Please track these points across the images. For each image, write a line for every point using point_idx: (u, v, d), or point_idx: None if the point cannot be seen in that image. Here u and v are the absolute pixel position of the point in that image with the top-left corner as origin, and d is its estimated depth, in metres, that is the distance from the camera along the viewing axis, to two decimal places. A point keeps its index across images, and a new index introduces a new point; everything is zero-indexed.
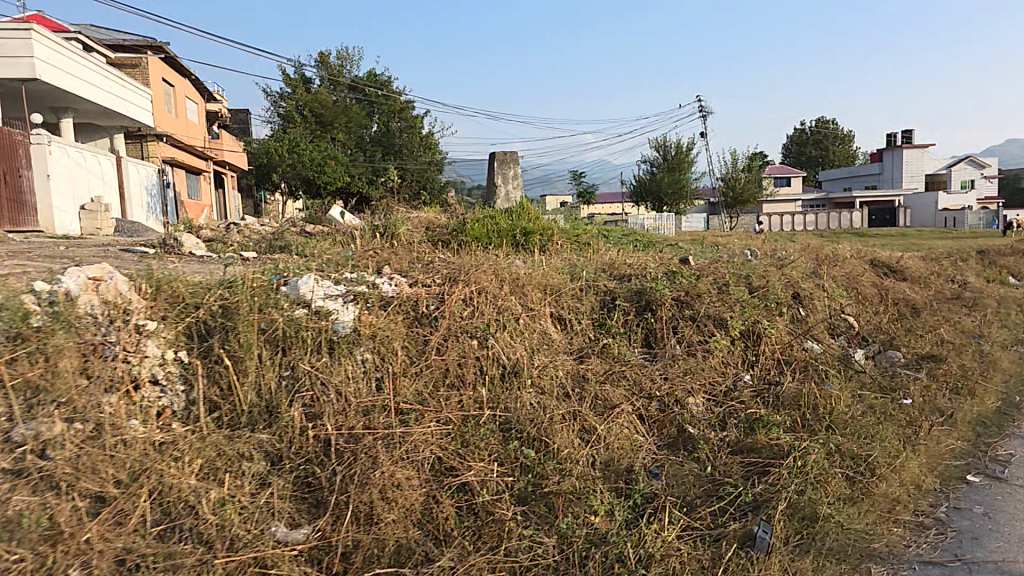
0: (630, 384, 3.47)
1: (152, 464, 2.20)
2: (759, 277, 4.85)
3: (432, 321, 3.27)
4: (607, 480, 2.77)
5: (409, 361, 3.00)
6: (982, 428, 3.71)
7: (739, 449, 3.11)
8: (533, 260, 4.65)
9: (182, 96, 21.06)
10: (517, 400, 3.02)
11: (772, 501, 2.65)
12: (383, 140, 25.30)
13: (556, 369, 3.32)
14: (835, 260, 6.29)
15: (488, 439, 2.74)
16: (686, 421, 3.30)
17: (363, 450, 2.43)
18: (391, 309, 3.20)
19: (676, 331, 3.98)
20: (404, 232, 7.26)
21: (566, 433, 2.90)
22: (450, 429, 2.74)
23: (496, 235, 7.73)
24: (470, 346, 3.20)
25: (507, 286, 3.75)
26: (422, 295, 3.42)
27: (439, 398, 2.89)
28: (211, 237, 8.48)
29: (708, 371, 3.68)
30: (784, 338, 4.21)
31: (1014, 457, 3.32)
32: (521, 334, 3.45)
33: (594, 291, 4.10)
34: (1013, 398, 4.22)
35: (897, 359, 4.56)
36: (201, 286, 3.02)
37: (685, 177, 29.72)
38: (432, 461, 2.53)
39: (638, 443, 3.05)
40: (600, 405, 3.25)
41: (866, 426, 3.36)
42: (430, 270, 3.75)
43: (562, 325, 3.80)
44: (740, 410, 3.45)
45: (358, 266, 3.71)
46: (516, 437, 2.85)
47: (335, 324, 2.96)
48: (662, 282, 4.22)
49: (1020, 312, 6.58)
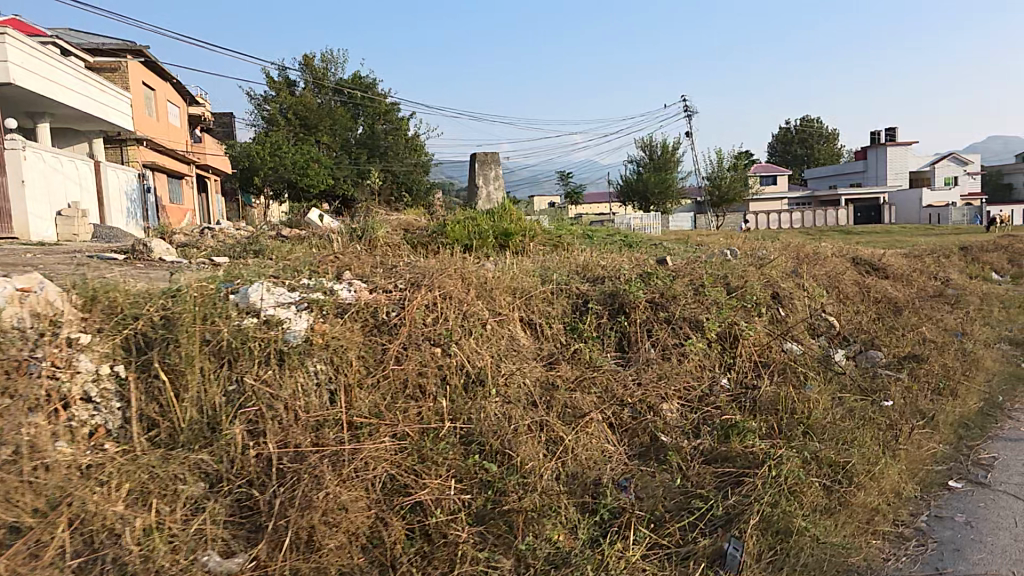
0: (601, 391, 3.33)
1: (75, 490, 2.05)
2: (738, 277, 4.75)
3: (391, 329, 3.11)
4: (572, 495, 2.63)
5: (365, 372, 2.85)
6: (965, 430, 3.60)
7: (713, 458, 2.99)
8: (505, 262, 4.52)
9: (163, 100, 20.77)
10: (480, 411, 2.87)
11: (744, 514, 2.52)
12: (368, 142, 25.07)
13: (523, 377, 3.18)
14: (816, 259, 6.20)
15: (446, 454, 2.59)
16: (659, 429, 3.17)
17: (307, 470, 2.27)
18: (347, 316, 3.04)
19: (650, 334, 3.85)
20: (381, 235, 7.11)
21: (530, 445, 2.77)
22: (406, 444, 2.60)
23: (476, 237, 7.59)
24: (431, 355, 3.05)
25: (474, 290, 3.60)
26: (383, 300, 3.26)
27: (397, 411, 2.74)
28: (185, 241, 8.29)
29: (683, 376, 3.56)
30: (762, 339, 4.09)
31: (997, 461, 3.21)
32: (487, 341, 3.30)
33: (565, 294, 3.96)
34: (997, 398, 4.12)
35: (878, 360, 4.48)
36: (143, 294, 2.86)
37: (672, 177, 29.74)
38: (384, 480, 2.38)
39: (608, 453, 2.92)
40: (568, 413, 3.12)
41: (845, 431, 3.24)
42: (394, 275, 3.59)
43: (532, 330, 3.66)
44: (715, 416, 3.33)
45: (317, 271, 3.56)
46: (477, 450, 2.71)
47: (287, 334, 2.80)
48: (636, 284, 4.09)
49: (1004, 309, 6.51)
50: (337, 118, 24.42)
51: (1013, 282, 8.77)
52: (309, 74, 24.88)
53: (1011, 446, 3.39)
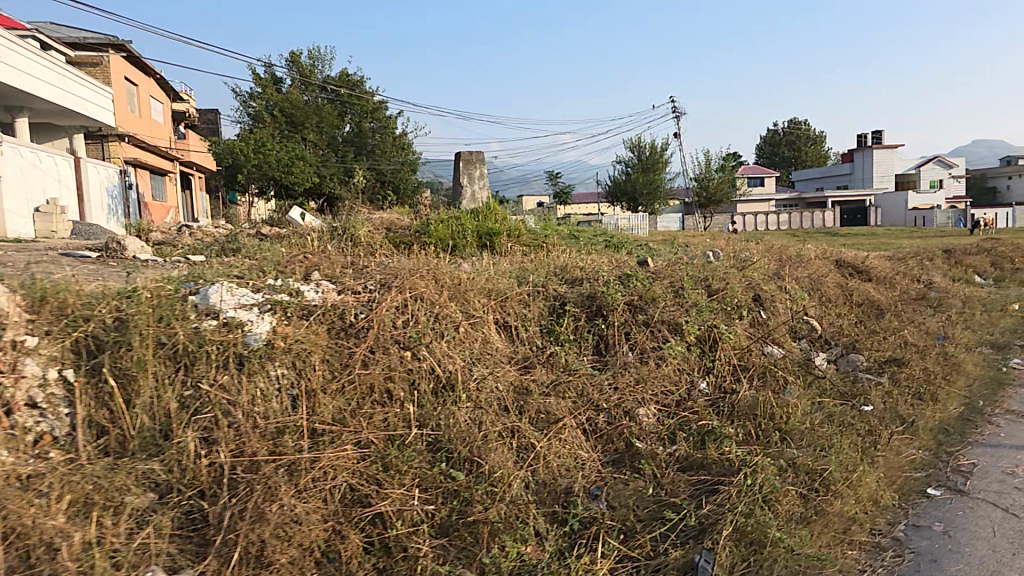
0: (577, 396, 3.25)
1: (11, 502, 1.93)
2: (719, 279, 4.69)
3: (359, 331, 3.01)
4: (542, 504, 2.55)
5: (330, 376, 2.75)
6: (945, 435, 3.56)
7: (688, 465, 2.93)
8: (482, 263, 4.43)
9: (146, 96, 20.48)
10: (449, 417, 2.78)
11: (718, 524, 2.45)
12: (355, 140, 24.87)
13: (495, 381, 3.09)
14: (799, 261, 6.16)
15: (411, 461, 2.51)
16: (635, 435, 3.09)
17: (262, 480, 2.18)
18: (313, 319, 2.94)
19: (628, 337, 3.78)
20: (362, 234, 6.99)
21: (500, 452, 2.68)
22: (370, 453, 2.50)
23: (458, 237, 7.49)
24: (401, 359, 2.95)
25: (447, 291, 3.51)
26: (351, 302, 3.16)
27: (362, 417, 2.65)
28: (162, 239, 8.12)
29: (660, 380, 3.50)
30: (742, 343, 4.04)
31: (977, 468, 3.16)
32: (459, 344, 3.22)
33: (542, 296, 3.89)
34: (977, 402, 4.08)
35: (860, 364, 4.44)
36: (97, 295, 2.74)
37: (660, 177, 29.77)
38: (343, 490, 2.30)
39: (580, 460, 2.84)
40: (541, 420, 3.03)
41: (823, 437, 3.18)
42: (365, 275, 3.49)
43: (507, 333, 3.58)
44: (692, 421, 3.27)
45: (284, 271, 3.45)
46: (444, 459, 2.63)
47: (248, 336, 2.69)
48: (615, 286, 4.02)
49: (986, 311, 6.50)
50: (324, 116, 24.17)
51: (995, 285, 8.79)
52: (295, 70, 24.61)
53: (990, 452, 3.34)
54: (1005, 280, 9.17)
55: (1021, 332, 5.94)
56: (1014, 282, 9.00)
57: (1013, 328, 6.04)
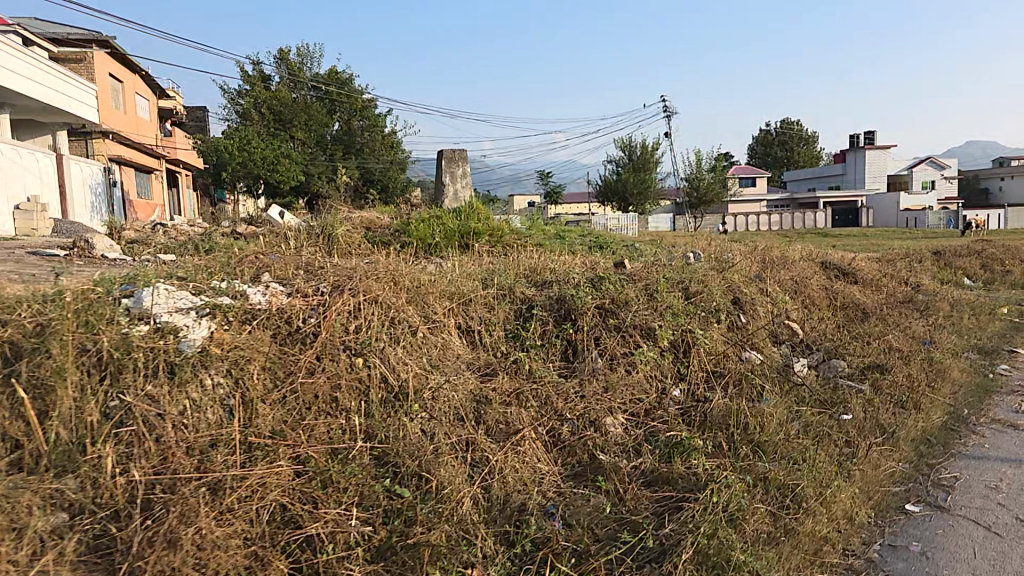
0: (540, 405, 3.09)
1: None
2: (698, 282, 4.54)
3: (307, 337, 2.83)
4: (491, 524, 2.39)
5: (270, 385, 2.56)
6: (926, 446, 3.41)
7: (653, 480, 2.77)
8: (450, 264, 4.27)
9: (131, 92, 20.21)
10: (399, 429, 2.61)
11: (679, 546, 2.29)
12: (344, 139, 24.65)
13: (452, 390, 2.93)
14: (783, 263, 6.02)
15: (352, 478, 2.34)
16: (599, 447, 2.94)
17: (180, 501, 2.00)
18: (255, 324, 2.75)
19: (598, 342, 3.63)
20: (337, 233, 6.81)
21: (450, 467, 2.51)
22: (307, 469, 2.33)
23: (437, 237, 7.30)
24: (350, 367, 2.78)
25: (406, 294, 3.34)
26: (299, 305, 2.98)
27: (303, 429, 2.47)
28: (133, 238, 7.90)
29: (628, 388, 3.35)
30: (718, 348, 3.89)
31: (958, 482, 3.02)
32: (416, 351, 3.05)
33: (509, 300, 3.73)
34: (962, 411, 3.93)
35: (841, 369, 4.30)
36: (20, 300, 2.55)
37: (651, 177, 29.64)
38: (273, 511, 2.14)
39: (539, 475, 2.68)
40: (500, 431, 2.87)
41: (797, 449, 3.04)
42: (319, 276, 3.32)
43: (469, 338, 3.42)
44: (660, 432, 3.11)
45: (231, 271, 3.27)
46: (390, 474, 2.45)
47: (181, 342, 2.51)
48: (585, 288, 3.87)
49: (973, 315, 6.37)
50: (313, 114, 23.90)
51: (983, 288, 8.67)
52: (284, 68, 24.36)
53: (974, 465, 3.20)
54: (994, 283, 9.04)
55: (1009, 337, 5.80)
56: (1003, 285, 8.87)
57: (1001, 333, 5.89)
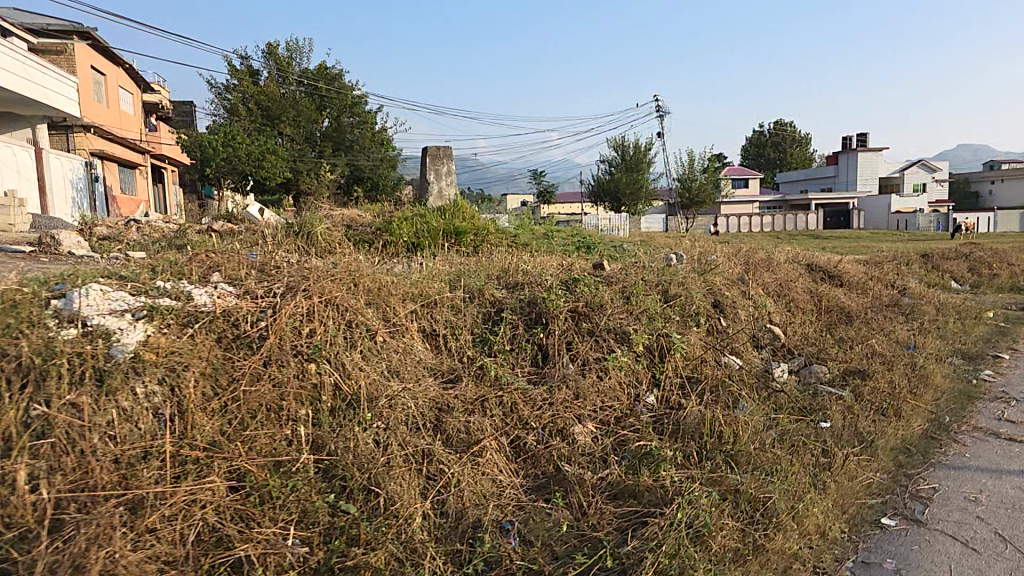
0: (505, 413, 2.93)
1: None
2: (677, 284, 4.41)
3: (254, 341, 2.67)
4: (442, 542, 2.24)
5: (210, 394, 2.41)
6: (906, 456, 3.28)
7: (619, 493, 2.63)
8: (420, 264, 4.11)
9: (112, 85, 20.13)
10: (349, 440, 2.46)
11: (640, 566, 2.15)
12: (333, 135, 24.48)
13: (411, 398, 2.77)
14: (767, 266, 5.89)
15: (293, 493, 2.19)
16: (564, 457, 2.78)
17: (92, 521, 1.84)
18: (197, 327, 2.59)
19: (571, 347, 3.48)
20: (314, 231, 6.67)
21: (402, 480, 2.36)
22: (244, 485, 2.18)
23: (416, 236, 7.15)
24: (301, 373, 2.63)
25: (366, 296, 3.18)
26: (247, 306, 2.82)
27: (243, 440, 2.32)
28: (106, 234, 7.74)
29: (600, 395, 3.21)
30: (695, 353, 3.77)
31: (937, 494, 2.89)
32: (374, 356, 2.90)
33: (477, 302, 3.58)
34: (944, 418, 3.81)
35: (822, 375, 4.18)
36: None
37: (643, 177, 29.48)
38: (202, 530, 1.98)
39: (498, 488, 2.54)
40: (460, 440, 2.72)
41: (771, 460, 2.90)
42: (273, 276, 3.16)
43: (433, 342, 3.28)
44: (630, 442, 2.97)
45: (178, 271, 3.12)
46: (338, 488, 2.30)
47: (113, 347, 2.36)
48: (557, 291, 3.72)
49: (960, 319, 6.28)
50: (301, 109, 23.64)
51: (971, 291, 8.60)
52: (272, 63, 24.10)
53: (953, 475, 3.08)
54: (982, 286, 8.97)
55: (995, 342, 5.69)
56: (991, 289, 8.80)
57: (987, 338, 5.79)
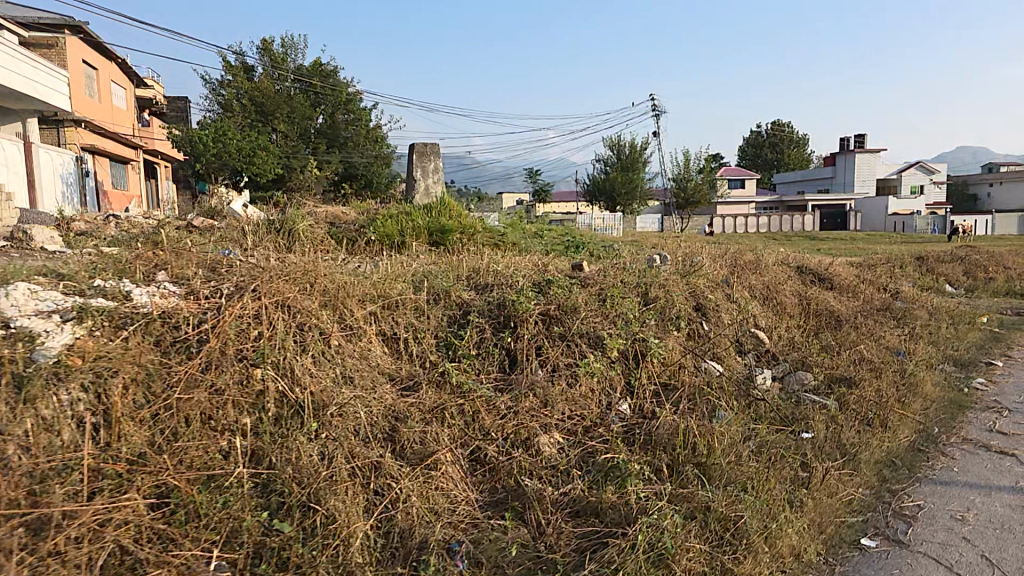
0: (466, 423, 2.77)
1: None
2: (658, 286, 4.26)
3: (193, 345, 2.50)
4: (383, 564, 2.08)
5: (141, 402, 2.24)
6: (890, 470, 3.13)
7: (581, 510, 2.47)
8: (388, 264, 3.95)
9: (105, 80, 19.98)
10: (291, 452, 2.29)
11: None
12: (328, 132, 24.53)
13: (363, 407, 2.61)
14: (755, 268, 5.75)
15: (222, 511, 2.03)
16: (526, 470, 2.61)
17: None
18: (132, 330, 2.43)
19: (541, 352, 3.32)
20: (294, 227, 6.53)
21: (345, 497, 2.20)
22: (169, 502, 2.02)
23: (401, 234, 7.00)
24: (243, 379, 2.46)
25: (322, 298, 3.02)
26: (189, 308, 2.65)
27: (172, 453, 2.15)
28: (83, 229, 7.57)
29: (569, 403, 3.05)
30: (673, 359, 3.62)
31: (921, 512, 2.73)
32: (327, 361, 2.74)
33: (443, 305, 3.42)
34: (932, 429, 3.65)
35: (807, 382, 4.03)
36: None
37: (639, 177, 29.35)
38: (115, 553, 1.83)
39: (452, 504, 2.38)
40: (414, 453, 2.55)
41: (746, 475, 2.74)
42: (223, 276, 2.99)
43: (393, 347, 3.11)
44: (598, 454, 2.80)
45: (121, 270, 2.95)
46: (274, 505, 2.14)
47: (35, 352, 2.20)
48: (528, 293, 3.57)
49: (953, 324, 6.13)
50: (296, 106, 23.53)
51: (965, 296, 8.46)
52: (267, 59, 23.95)
53: (938, 492, 2.92)
54: (977, 291, 8.83)
55: (988, 348, 5.54)
56: (986, 294, 8.66)
57: (981, 344, 5.64)
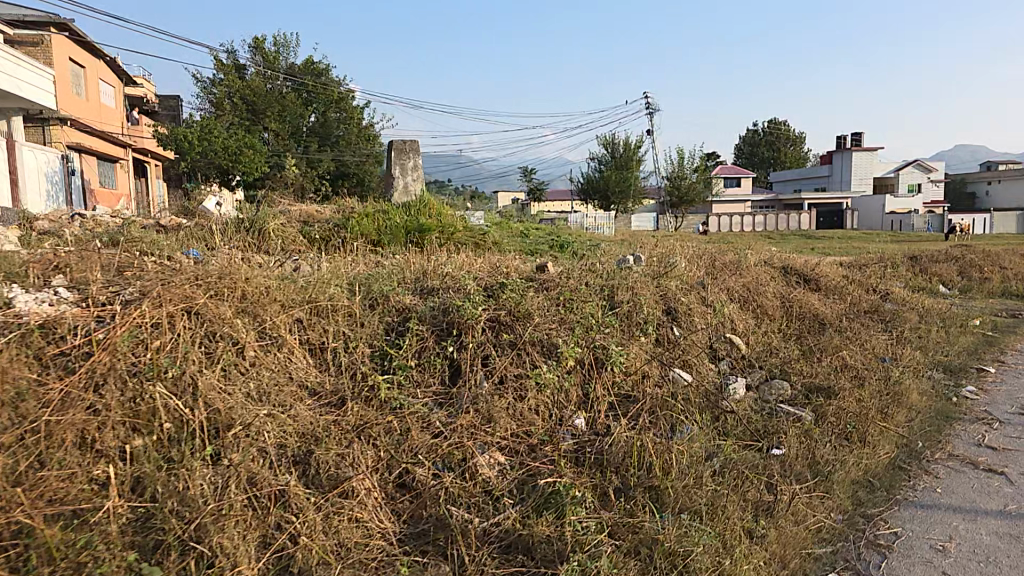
0: (393, 442, 2.50)
1: None
2: (625, 288, 3.99)
3: (77, 360, 2.24)
4: None
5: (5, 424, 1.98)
6: (866, 491, 2.85)
7: (512, 543, 2.19)
8: (331, 265, 3.67)
9: (93, 78, 19.75)
10: (178, 479, 2.02)
11: None
12: (319, 131, 24.29)
13: (274, 425, 2.33)
14: (736, 269, 5.47)
15: (82, 553, 1.76)
16: (455, 497, 2.34)
17: None
18: (4, 344, 2.17)
19: (487, 362, 3.05)
20: (258, 224, 6.24)
21: (236, 532, 1.93)
22: (19, 543, 1.75)
23: (372, 233, 6.70)
24: (131, 397, 2.18)
25: (238, 305, 2.75)
26: (76, 317, 2.40)
27: (34, 484, 1.89)
28: (44, 228, 7.27)
29: (514, 418, 2.78)
30: (635, 368, 3.35)
31: (898, 541, 2.46)
32: (239, 374, 2.47)
33: (383, 311, 3.16)
34: (916, 444, 3.38)
35: (783, 392, 3.77)
36: None
37: (634, 176, 29.06)
38: None
39: (364, 539, 2.10)
40: (328, 478, 2.28)
41: (702, 502, 2.47)
42: (128, 281, 2.74)
43: (320, 359, 2.84)
44: (541, 477, 2.52)
45: (14, 275, 2.69)
46: (151, 544, 1.87)
47: None
48: (476, 298, 3.29)
49: (945, 327, 5.86)
50: (286, 105, 23.29)
51: (958, 296, 8.19)
52: (258, 57, 23.69)
53: (919, 516, 2.65)
54: (970, 291, 8.57)
55: (980, 353, 5.26)
56: (978, 295, 8.39)
57: (973, 349, 5.36)
